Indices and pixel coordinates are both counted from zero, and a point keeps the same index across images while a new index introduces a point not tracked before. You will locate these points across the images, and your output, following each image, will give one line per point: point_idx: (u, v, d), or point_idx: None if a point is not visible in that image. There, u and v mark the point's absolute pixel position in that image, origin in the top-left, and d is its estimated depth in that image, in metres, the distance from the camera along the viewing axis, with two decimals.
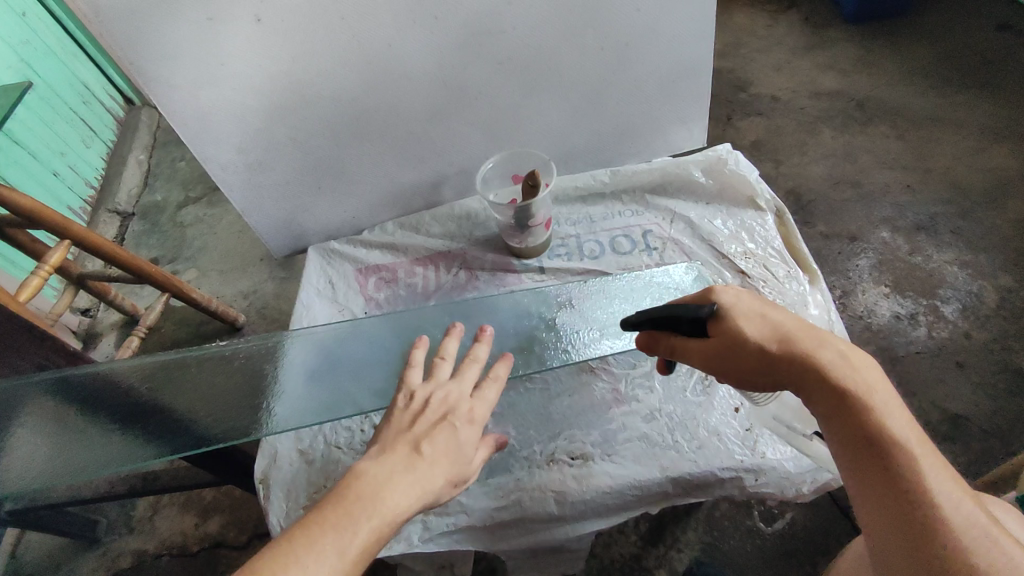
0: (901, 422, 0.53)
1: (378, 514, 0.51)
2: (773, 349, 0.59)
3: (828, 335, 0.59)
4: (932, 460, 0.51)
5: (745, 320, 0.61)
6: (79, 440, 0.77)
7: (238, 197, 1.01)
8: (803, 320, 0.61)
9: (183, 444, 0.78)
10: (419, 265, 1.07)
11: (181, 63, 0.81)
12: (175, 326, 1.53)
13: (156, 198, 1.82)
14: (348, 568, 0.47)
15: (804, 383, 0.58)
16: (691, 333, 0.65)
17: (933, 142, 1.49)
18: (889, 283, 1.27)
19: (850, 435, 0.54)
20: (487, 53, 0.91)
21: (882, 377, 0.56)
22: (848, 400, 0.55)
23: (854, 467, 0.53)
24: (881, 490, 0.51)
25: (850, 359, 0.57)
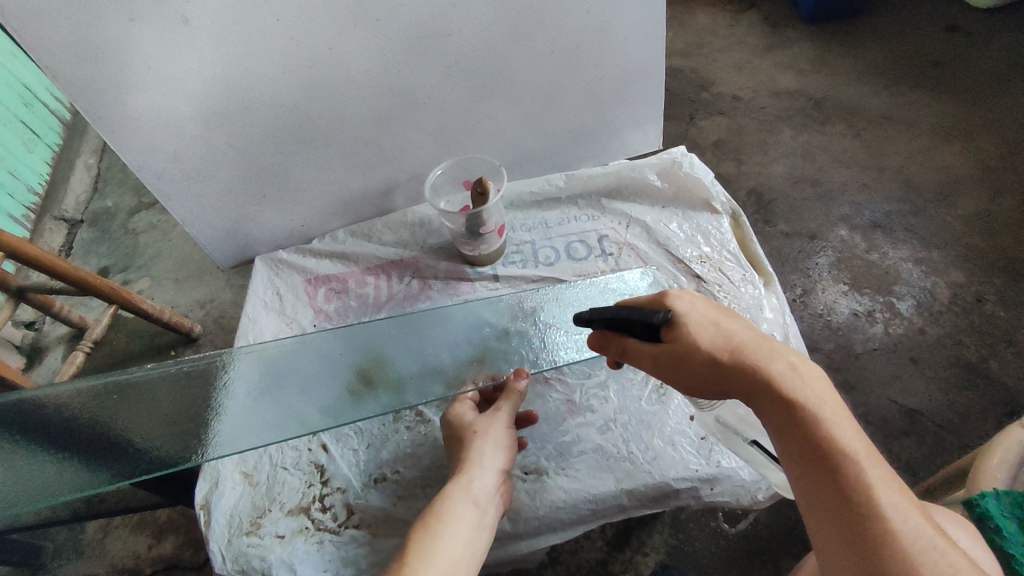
0: (849, 434, 0.52)
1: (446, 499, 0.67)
2: (725, 359, 0.58)
3: (778, 347, 0.58)
4: (880, 472, 0.50)
5: (698, 329, 0.59)
6: (10, 475, 0.72)
7: (179, 206, 0.97)
8: (755, 332, 0.60)
9: (122, 470, 0.73)
10: (370, 274, 1.04)
11: (104, 68, 0.76)
12: (126, 337, 1.47)
13: (106, 204, 1.75)
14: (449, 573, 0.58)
15: (755, 394, 0.57)
16: (644, 338, 0.63)
17: (888, 141, 1.51)
18: (848, 281, 1.28)
19: (800, 448, 0.53)
20: (434, 57, 0.89)
21: (830, 389, 0.56)
22: (799, 412, 0.54)
23: (806, 480, 0.52)
24: (832, 504, 0.50)
25: (799, 370, 0.56)
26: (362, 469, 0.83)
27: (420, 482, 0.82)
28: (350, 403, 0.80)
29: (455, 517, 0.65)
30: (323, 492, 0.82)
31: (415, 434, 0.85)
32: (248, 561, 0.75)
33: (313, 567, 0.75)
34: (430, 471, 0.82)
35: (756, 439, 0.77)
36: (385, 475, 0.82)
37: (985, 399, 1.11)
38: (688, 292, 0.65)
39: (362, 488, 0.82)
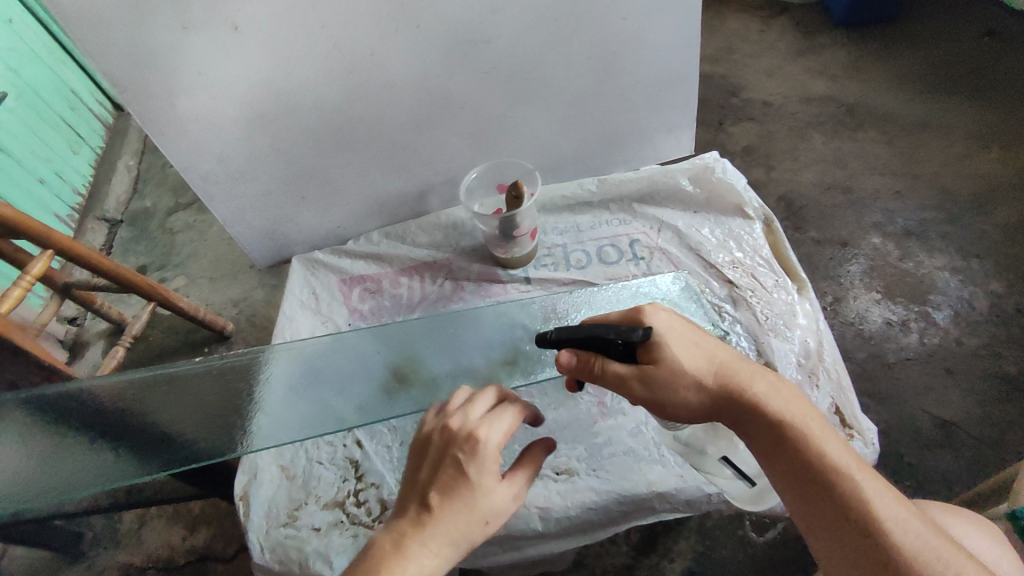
0: (837, 448, 0.56)
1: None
2: (710, 381, 0.60)
3: (757, 368, 0.62)
4: (872, 481, 0.54)
5: (683, 350, 0.61)
6: (63, 460, 0.76)
7: (221, 206, 1.00)
8: (731, 351, 0.63)
9: (164, 461, 0.76)
10: (404, 275, 1.06)
11: (157, 73, 0.80)
12: (163, 334, 1.51)
13: (144, 205, 1.80)
14: None
15: (742, 416, 0.60)
16: (623, 357, 0.62)
17: (923, 147, 1.48)
18: (881, 289, 1.26)
19: (794, 469, 0.56)
20: (472, 62, 0.90)
21: (809, 405, 0.60)
22: (788, 432, 0.57)
23: (803, 497, 0.55)
24: (835, 518, 0.53)
25: (778, 389, 0.60)
26: (396, 466, 0.85)
27: None
28: (385, 401, 0.82)
29: None
30: (358, 487, 0.83)
31: None
32: (286, 552, 0.77)
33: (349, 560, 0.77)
34: None
35: (726, 457, 0.76)
36: None
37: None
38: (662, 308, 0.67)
39: (397, 485, 0.83)
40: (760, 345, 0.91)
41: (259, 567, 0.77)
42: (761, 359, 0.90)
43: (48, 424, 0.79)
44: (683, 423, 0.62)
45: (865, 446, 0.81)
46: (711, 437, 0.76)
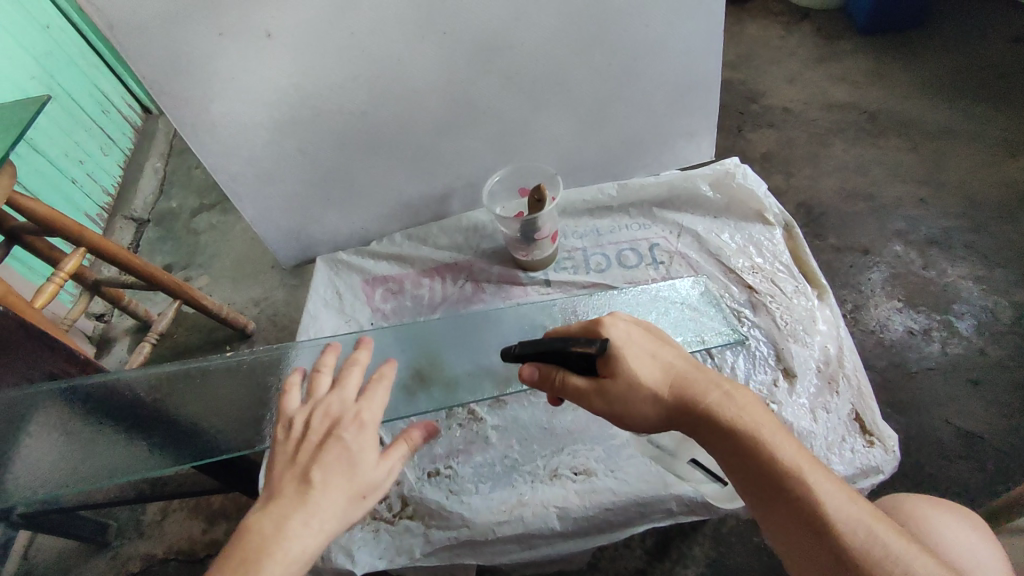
0: (789, 450, 0.55)
1: (275, 550, 0.53)
2: (664, 393, 0.61)
3: (711, 375, 0.61)
4: (826, 482, 0.53)
5: (637, 362, 0.62)
6: (86, 451, 0.75)
7: (249, 206, 1.03)
8: (688, 361, 0.63)
9: (197, 453, 0.78)
10: (425, 276, 1.08)
11: (193, 77, 0.82)
12: (187, 331, 1.55)
13: (171, 205, 1.85)
14: None
15: (698, 426, 0.60)
16: (582, 371, 0.64)
17: (947, 155, 1.47)
18: (902, 297, 1.26)
19: (748, 475, 0.56)
20: (496, 68, 0.92)
21: (764, 407, 0.59)
22: (739, 438, 0.56)
23: (762, 504, 0.55)
24: (792, 523, 0.52)
25: (732, 395, 0.59)
26: (416, 463, 0.86)
27: (473, 477, 0.84)
28: (406, 399, 0.84)
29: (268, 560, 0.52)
30: None
31: (467, 431, 0.88)
32: None
33: (369, 553, 0.78)
34: (482, 468, 0.85)
35: (692, 457, 0.81)
36: (439, 469, 0.85)
37: None
38: (622, 319, 0.67)
39: (417, 481, 0.85)
40: (780, 350, 0.91)
41: None
42: (781, 365, 0.90)
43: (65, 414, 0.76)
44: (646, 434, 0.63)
45: (886, 453, 0.81)
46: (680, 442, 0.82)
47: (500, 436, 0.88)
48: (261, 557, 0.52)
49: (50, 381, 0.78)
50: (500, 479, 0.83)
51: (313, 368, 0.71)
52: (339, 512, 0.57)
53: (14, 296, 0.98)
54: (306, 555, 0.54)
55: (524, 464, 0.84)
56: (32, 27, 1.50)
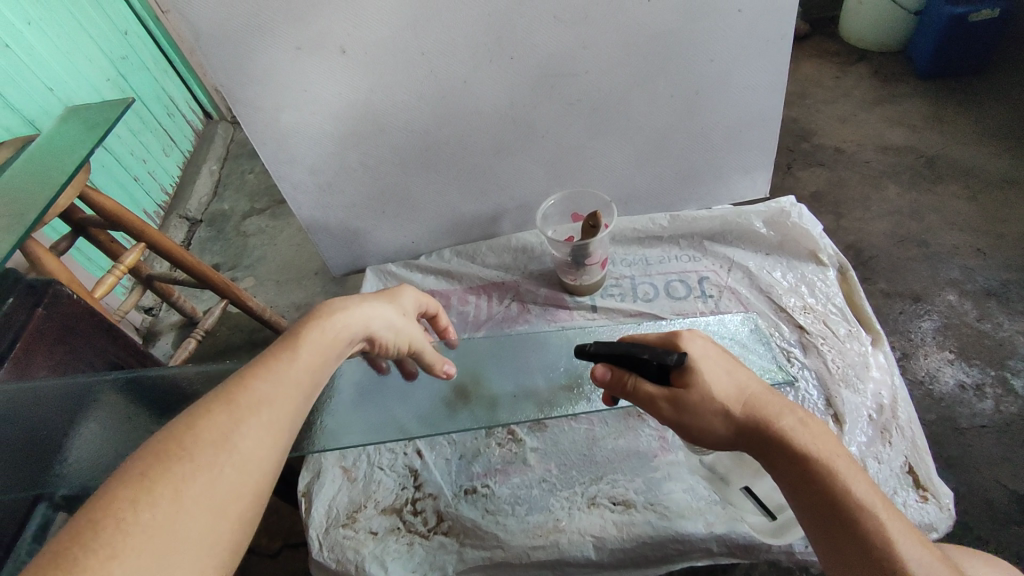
0: (864, 488, 0.55)
1: (321, 323, 0.62)
2: (739, 412, 0.59)
3: (788, 404, 0.61)
4: (899, 525, 0.53)
5: (712, 376, 0.61)
6: (136, 436, 0.71)
7: (307, 215, 1.06)
8: (762, 385, 0.62)
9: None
10: (472, 294, 1.10)
11: (268, 89, 0.86)
12: (231, 330, 1.59)
13: (224, 207, 1.92)
14: (299, 381, 0.56)
15: (770, 451, 0.58)
16: (655, 379, 0.63)
17: (1009, 205, 1.42)
18: (954, 349, 1.21)
19: (819, 504, 0.55)
20: (558, 94, 0.94)
21: (837, 443, 0.58)
22: (815, 468, 0.55)
23: (828, 536, 0.54)
24: (860, 558, 0.52)
25: (806, 422, 0.59)
26: (453, 479, 0.86)
27: (509, 499, 0.83)
28: (449, 414, 0.84)
29: (322, 330, 0.61)
30: (415, 495, 0.86)
31: (506, 452, 0.88)
32: (342, 551, 0.79)
33: (402, 566, 0.78)
34: (519, 489, 0.84)
35: (744, 487, 0.76)
36: (476, 488, 0.85)
37: None
38: (694, 334, 0.66)
39: (453, 497, 0.85)
40: (830, 394, 0.89)
41: (317, 563, 0.80)
42: (830, 410, 0.87)
43: (124, 405, 0.75)
44: (707, 448, 0.62)
45: (940, 510, 0.77)
46: (734, 467, 0.77)
47: (539, 458, 0.87)
48: (317, 325, 0.61)
49: (115, 373, 0.78)
50: (537, 501, 0.83)
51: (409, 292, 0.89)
52: (369, 319, 0.68)
53: (77, 285, 1.03)
54: (344, 334, 0.63)
55: (562, 490, 0.84)
56: (112, 31, 1.60)
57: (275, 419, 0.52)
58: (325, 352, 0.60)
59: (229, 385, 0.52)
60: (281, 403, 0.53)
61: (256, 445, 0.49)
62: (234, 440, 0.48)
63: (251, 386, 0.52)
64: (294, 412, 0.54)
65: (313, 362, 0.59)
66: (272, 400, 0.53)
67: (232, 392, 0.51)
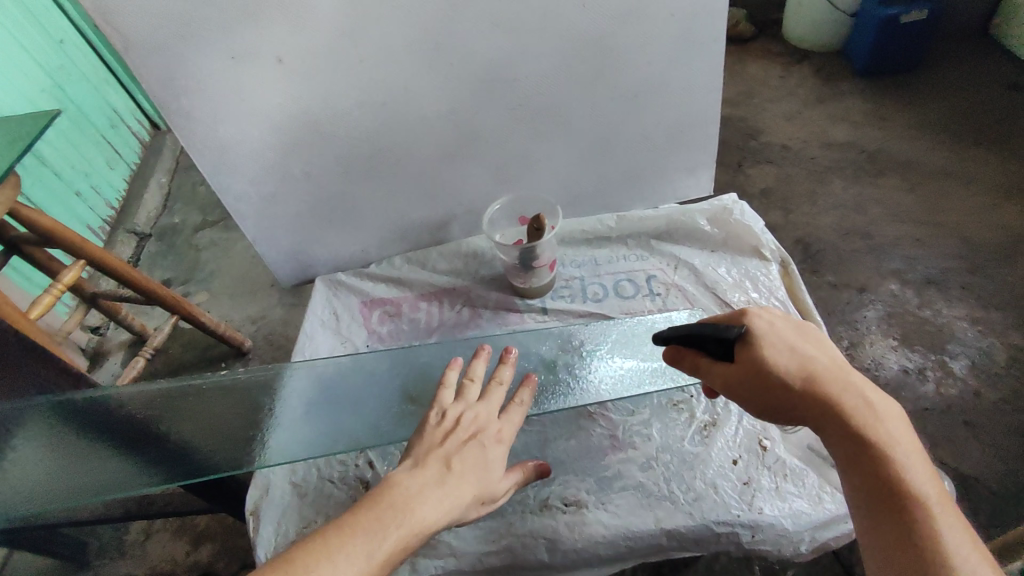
0: (921, 477, 0.53)
1: (406, 525, 0.57)
2: (796, 384, 0.60)
3: (856, 382, 0.60)
4: (953, 520, 0.51)
5: (774, 351, 0.62)
6: (73, 461, 0.80)
7: (252, 226, 1.04)
8: (833, 363, 0.62)
9: (178, 474, 0.81)
10: (423, 300, 1.09)
11: (203, 98, 0.84)
12: (183, 347, 1.55)
13: (174, 220, 1.87)
14: (372, 569, 0.53)
15: (827, 424, 0.59)
16: (717, 355, 0.66)
17: (943, 197, 1.49)
18: (898, 336, 1.26)
19: (867, 481, 0.54)
20: (499, 99, 0.94)
21: (906, 429, 0.57)
22: (866, 444, 0.55)
23: (868, 514, 0.54)
24: (899, 542, 0.51)
25: (874, 406, 0.58)
26: None
27: None
28: None
29: (400, 519, 0.57)
30: None
31: None
32: None
33: None
34: None
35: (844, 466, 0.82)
36: None
37: None
38: (770, 314, 0.67)
39: None
40: None
41: None
42: None
43: (59, 430, 0.83)
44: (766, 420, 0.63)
45: None
46: (719, 464, 0.83)
47: None
48: (394, 514, 0.57)
49: (49, 397, 0.85)
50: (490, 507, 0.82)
51: (467, 376, 0.80)
52: (466, 506, 0.64)
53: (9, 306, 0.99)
54: (434, 531, 0.59)
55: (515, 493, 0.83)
56: (45, 40, 1.54)
57: None
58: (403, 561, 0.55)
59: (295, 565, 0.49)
60: None
61: None
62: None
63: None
64: None
65: (391, 552, 0.54)
66: None
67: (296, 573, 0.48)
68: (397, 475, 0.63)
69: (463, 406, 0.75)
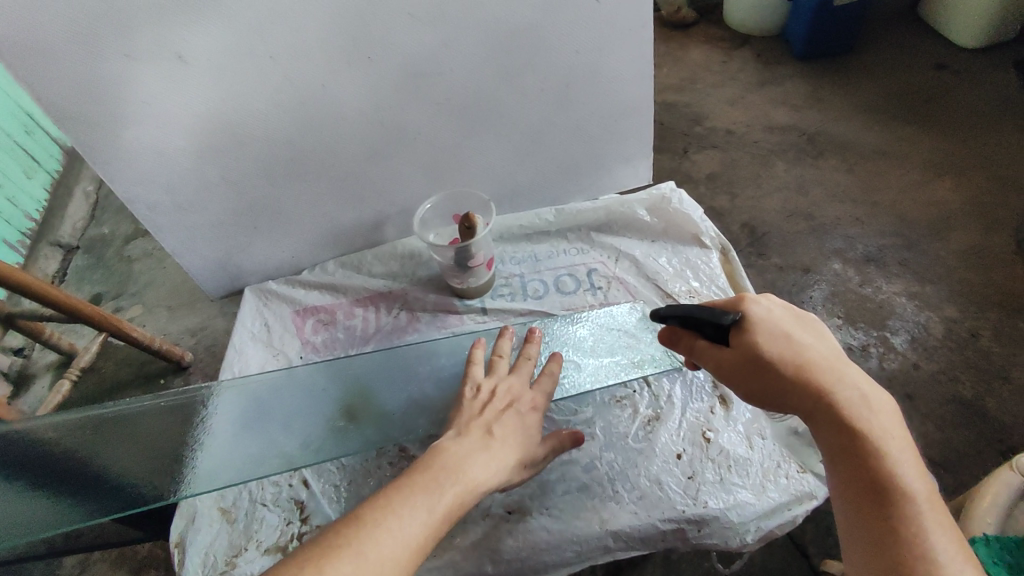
0: (911, 474, 0.53)
1: (460, 484, 0.60)
2: (788, 374, 0.58)
3: (850, 375, 0.58)
4: (937, 520, 0.51)
5: (768, 341, 0.60)
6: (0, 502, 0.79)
7: (170, 237, 0.97)
8: (829, 352, 0.60)
9: (103, 506, 0.77)
10: (359, 306, 1.04)
11: (98, 102, 0.77)
12: (117, 365, 1.45)
13: (103, 231, 1.76)
14: (437, 523, 0.55)
15: (817, 415, 0.58)
16: (712, 340, 0.65)
17: (879, 175, 1.52)
18: (842, 314, 1.28)
19: (853, 476, 0.54)
20: (425, 93, 0.90)
21: (899, 424, 0.56)
22: (857, 439, 0.55)
23: (853, 508, 0.54)
24: (882, 539, 0.51)
25: (869, 400, 0.56)
26: (343, 506, 0.82)
27: None
28: None
29: (456, 477, 0.60)
30: (302, 530, 0.80)
31: (396, 470, 0.84)
32: None
33: None
34: None
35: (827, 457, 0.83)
36: None
37: (982, 436, 1.09)
38: (767, 297, 0.65)
39: None
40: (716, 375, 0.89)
41: None
42: (717, 391, 0.88)
43: None
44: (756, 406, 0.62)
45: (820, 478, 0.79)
46: (663, 460, 0.81)
47: None
48: (448, 474, 0.60)
49: None
50: None
51: (494, 352, 0.82)
52: (509, 469, 0.67)
53: None
54: (485, 489, 0.62)
55: None
56: None
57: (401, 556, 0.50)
58: (461, 516, 0.57)
59: (365, 517, 0.52)
60: (411, 538, 0.52)
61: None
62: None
63: (377, 536, 0.50)
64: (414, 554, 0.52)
65: (450, 508, 0.57)
66: (403, 536, 0.52)
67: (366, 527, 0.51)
68: (443, 443, 0.66)
69: (495, 380, 0.78)
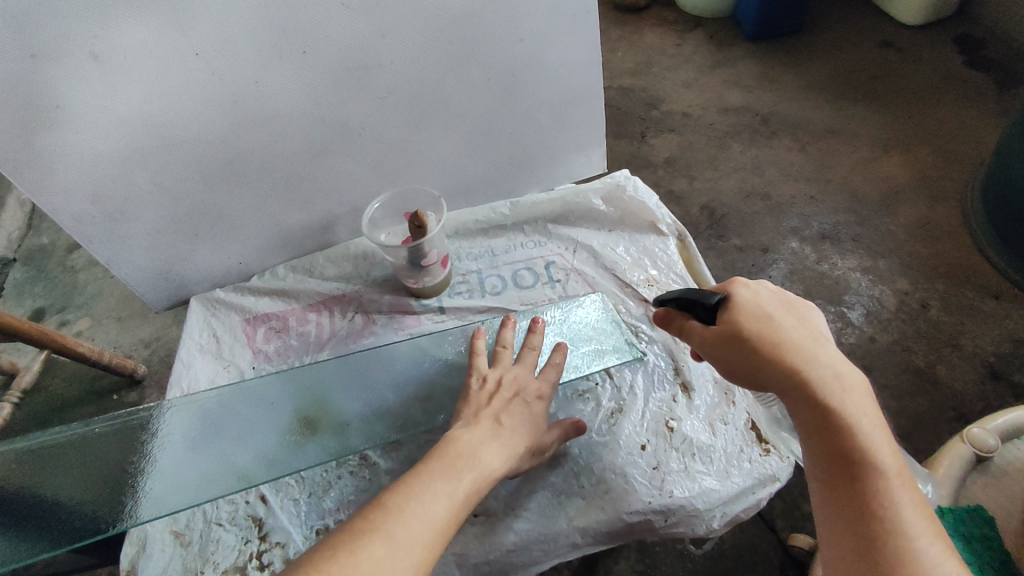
0: (884, 453, 0.52)
1: (476, 470, 0.61)
2: (765, 354, 0.56)
3: (827, 354, 0.56)
4: (908, 500, 0.51)
5: (749, 322, 0.58)
6: None
7: (102, 249, 0.91)
8: (808, 332, 0.58)
9: (42, 541, 0.73)
10: (311, 311, 1.01)
11: (5, 108, 0.71)
12: (65, 382, 1.37)
13: (42, 241, 1.66)
14: (458, 504, 0.57)
15: (792, 395, 0.56)
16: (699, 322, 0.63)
17: (831, 153, 1.54)
18: (801, 292, 1.29)
19: (828, 456, 0.53)
20: (365, 88, 0.86)
21: (873, 403, 0.55)
22: (832, 419, 0.53)
23: (827, 487, 0.53)
24: (856, 519, 0.51)
25: (843, 378, 0.55)
26: (304, 520, 0.79)
27: None
28: None
29: (471, 463, 0.62)
30: (260, 548, 0.77)
31: (358, 480, 0.82)
32: None
33: None
34: None
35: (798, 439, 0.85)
36: (329, 525, 0.79)
37: (935, 404, 1.12)
38: (753, 278, 0.63)
39: (304, 541, 0.78)
40: (677, 363, 0.89)
41: None
42: (679, 379, 0.88)
43: None
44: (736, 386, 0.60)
45: (781, 460, 0.80)
46: (629, 451, 0.81)
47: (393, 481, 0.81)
48: (461, 459, 0.62)
49: None
50: None
51: (498, 343, 0.82)
52: (518, 456, 0.69)
53: None
54: (499, 475, 0.64)
55: None
56: None
57: (429, 537, 0.52)
58: (480, 499, 0.59)
59: (389, 502, 0.54)
60: (437, 518, 0.54)
61: (409, 554, 0.49)
62: (392, 569, 0.47)
63: (406, 517, 0.52)
64: (440, 534, 0.53)
65: (470, 491, 0.59)
66: (430, 515, 0.54)
67: (392, 509, 0.53)
68: (455, 431, 0.67)
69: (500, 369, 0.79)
